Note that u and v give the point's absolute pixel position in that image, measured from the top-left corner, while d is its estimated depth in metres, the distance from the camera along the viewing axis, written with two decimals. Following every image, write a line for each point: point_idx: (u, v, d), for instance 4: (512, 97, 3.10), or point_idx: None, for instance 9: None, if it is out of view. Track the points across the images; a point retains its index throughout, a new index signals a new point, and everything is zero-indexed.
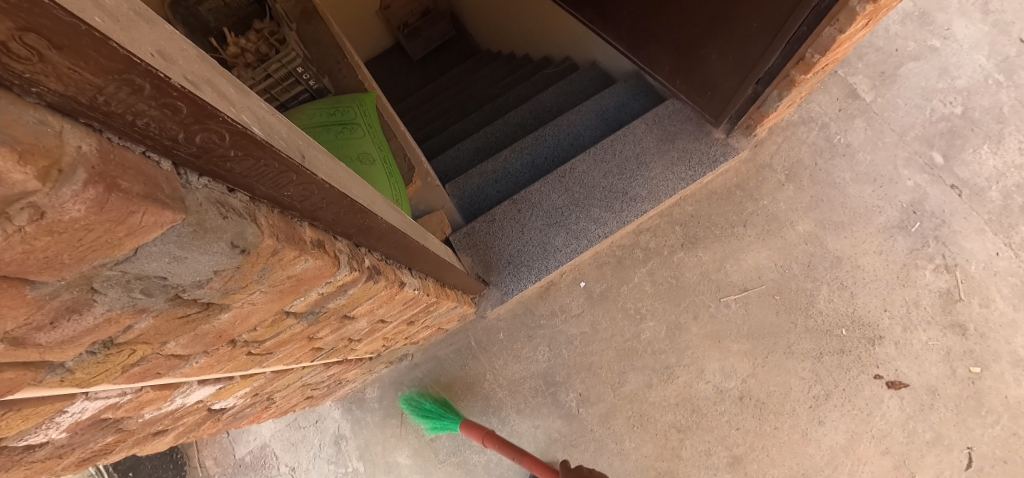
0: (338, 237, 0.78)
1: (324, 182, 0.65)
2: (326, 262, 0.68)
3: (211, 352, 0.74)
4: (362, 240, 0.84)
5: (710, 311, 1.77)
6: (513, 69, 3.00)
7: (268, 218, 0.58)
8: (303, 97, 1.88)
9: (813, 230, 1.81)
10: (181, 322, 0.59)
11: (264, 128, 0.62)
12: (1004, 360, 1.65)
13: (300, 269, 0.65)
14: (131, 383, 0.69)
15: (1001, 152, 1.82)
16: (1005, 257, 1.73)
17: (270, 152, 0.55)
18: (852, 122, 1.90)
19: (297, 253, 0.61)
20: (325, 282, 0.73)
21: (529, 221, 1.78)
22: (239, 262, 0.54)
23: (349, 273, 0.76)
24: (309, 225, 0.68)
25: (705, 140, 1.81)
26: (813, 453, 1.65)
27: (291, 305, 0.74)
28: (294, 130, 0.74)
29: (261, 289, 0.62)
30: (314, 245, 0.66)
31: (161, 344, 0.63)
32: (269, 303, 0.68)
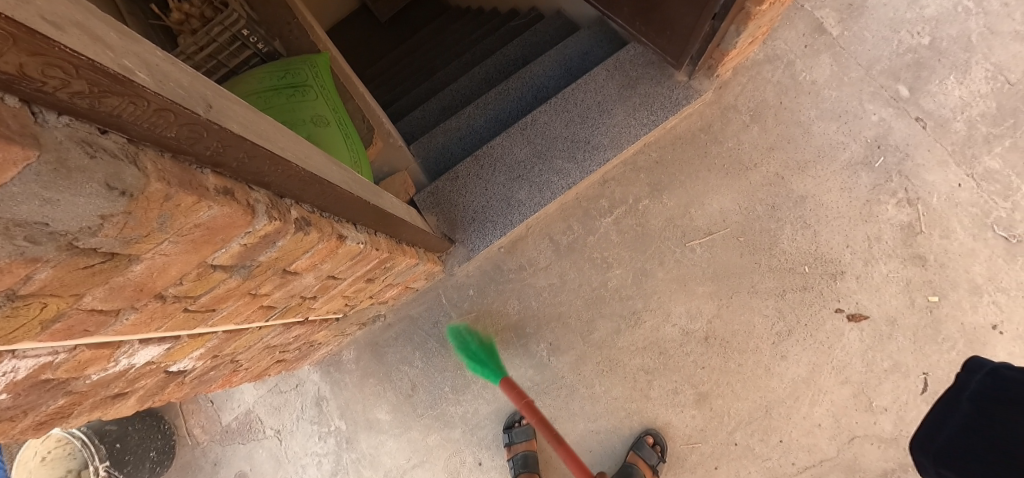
0: (253, 187, 0.80)
1: (212, 123, 0.67)
2: (236, 209, 0.72)
3: (140, 308, 0.78)
4: (281, 190, 0.87)
5: (676, 256, 1.79)
6: (481, 22, 2.90)
7: (154, 162, 0.60)
8: (254, 62, 1.86)
9: (778, 171, 1.80)
10: (88, 273, 0.62)
11: (158, 77, 0.68)
12: (961, 288, 1.71)
13: (206, 217, 0.69)
14: (61, 340, 0.73)
15: (967, 81, 1.80)
16: (967, 188, 1.74)
17: (139, 90, 0.56)
18: (818, 58, 1.85)
19: (195, 199, 0.65)
20: (243, 232, 0.77)
21: (491, 176, 1.77)
22: (125, 205, 0.57)
23: (268, 222, 0.79)
24: (212, 172, 0.71)
25: (667, 84, 1.77)
26: (776, 386, 1.71)
27: (213, 257, 0.78)
28: (200, 81, 0.78)
29: (168, 238, 0.67)
30: (219, 193, 0.70)
31: (78, 299, 0.66)
32: (185, 254, 0.73)
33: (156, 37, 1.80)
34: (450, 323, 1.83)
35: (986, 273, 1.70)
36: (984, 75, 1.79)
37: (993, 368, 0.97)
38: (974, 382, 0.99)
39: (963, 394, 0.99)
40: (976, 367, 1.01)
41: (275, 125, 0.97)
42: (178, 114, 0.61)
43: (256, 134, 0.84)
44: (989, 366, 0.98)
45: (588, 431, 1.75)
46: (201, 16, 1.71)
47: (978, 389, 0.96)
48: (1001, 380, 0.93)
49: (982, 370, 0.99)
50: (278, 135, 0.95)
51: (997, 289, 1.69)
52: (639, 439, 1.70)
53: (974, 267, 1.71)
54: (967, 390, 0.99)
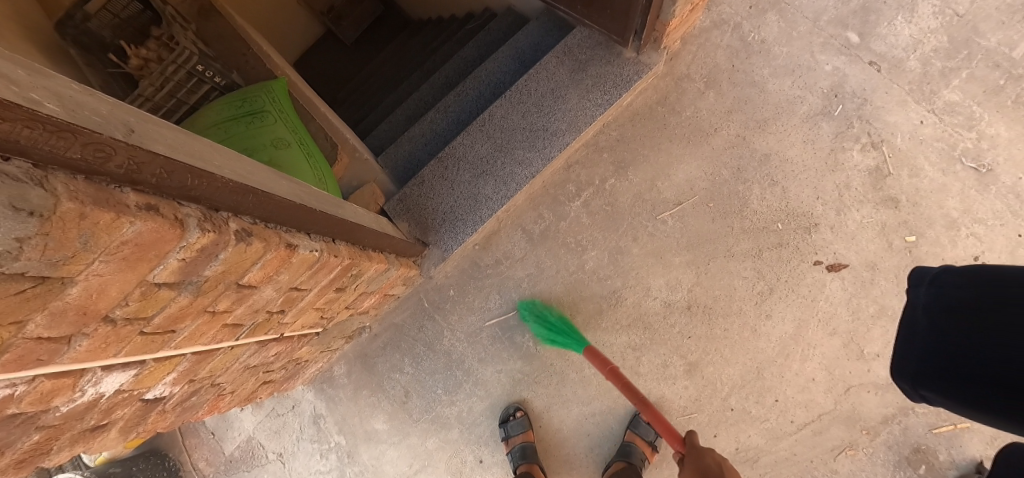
0: (184, 203, 0.83)
1: (121, 142, 0.69)
2: (163, 223, 0.74)
3: (91, 333, 0.80)
4: (216, 204, 0.89)
5: (648, 231, 1.79)
6: (439, 30, 2.92)
7: (66, 185, 0.62)
8: (214, 96, 1.89)
9: (739, 133, 1.80)
10: (21, 299, 0.65)
11: (68, 103, 0.68)
12: (937, 225, 1.70)
13: (131, 233, 0.71)
14: (15, 372, 0.74)
15: (916, 19, 1.79)
16: (930, 124, 1.74)
17: (32, 114, 0.58)
18: (765, 17, 1.85)
19: (114, 216, 0.67)
20: (177, 246, 0.79)
21: (456, 175, 1.78)
22: (39, 226, 0.60)
23: (202, 234, 0.82)
24: (133, 190, 0.73)
25: (617, 62, 1.78)
26: (764, 347, 1.71)
27: (153, 275, 0.80)
28: (120, 109, 0.80)
29: (98, 258, 0.69)
30: (141, 208, 0.72)
31: (20, 326, 0.68)
32: (122, 274, 0.75)
33: (116, 85, 1.80)
34: (434, 325, 1.84)
35: (961, 206, 1.69)
36: (933, 11, 1.78)
37: (937, 274, 1.03)
38: (923, 294, 1.05)
39: (918, 308, 1.05)
40: (919, 279, 1.08)
41: (210, 146, 0.99)
42: (80, 135, 0.63)
43: (184, 153, 0.86)
44: (932, 274, 1.05)
45: (583, 415, 1.76)
46: (160, 59, 1.76)
47: (931, 298, 1.02)
48: (947, 284, 1.00)
49: (927, 279, 1.05)
50: (214, 154, 0.97)
51: (973, 221, 1.68)
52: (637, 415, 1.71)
53: (948, 201, 1.70)
54: (919, 301, 1.05)
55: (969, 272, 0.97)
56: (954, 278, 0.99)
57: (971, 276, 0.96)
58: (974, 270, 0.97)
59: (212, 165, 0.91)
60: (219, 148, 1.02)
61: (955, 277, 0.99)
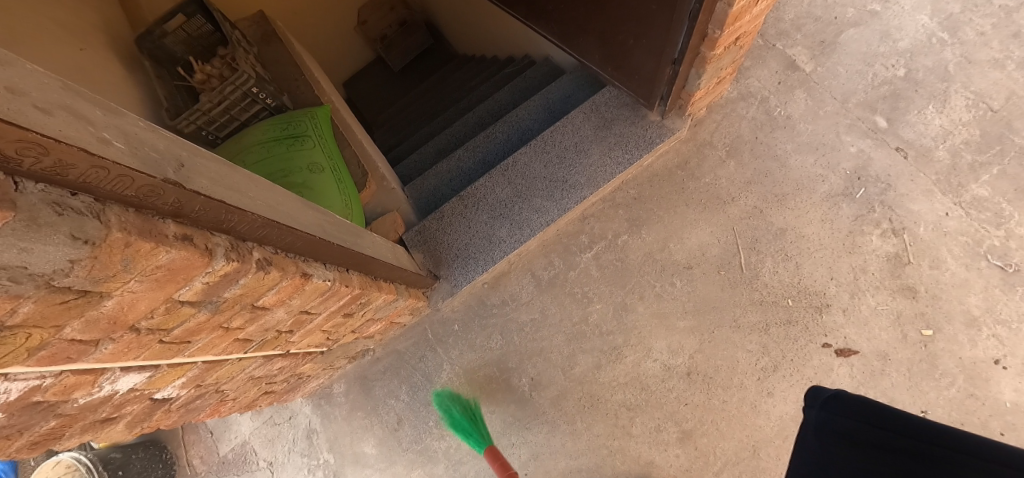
0: (215, 233, 0.92)
1: (169, 184, 0.79)
2: (193, 252, 0.83)
3: (117, 338, 0.89)
4: (243, 234, 0.98)
5: (656, 291, 1.80)
6: (482, 70, 3.06)
7: (118, 216, 0.73)
8: (264, 115, 2.02)
9: (757, 204, 1.81)
10: (64, 307, 0.75)
11: (132, 143, 0.78)
12: (957, 321, 1.64)
13: (166, 259, 0.80)
14: (46, 366, 0.83)
15: (947, 110, 1.79)
16: (956, 217, 1.71)
17: (103, 162, 0.69)
18: (793, 93, 1.88)
19: (153, 245, 0.77)
20: (203, 272, 0.88)
21: (475, 215, 1.84)
22: (89, 251, 0.70)
23: (226, 263, 0.90)
24: (173, 221, 0.83)
25: (641, 123, 1.84)
26: (763, 425, 1.66)
27: (178, 294, 0.89)
28: (176, 144, 0.90)
29: (133, 278, 0.79)
30: (178, 239, 0.81)
31: (58, 329, 0.78)
32: (152, 291, 0.84)
33: (179, 96, 1.90)
34: (435, 357, 1.87)
35: (983, 304, 1.64)
36: (965, 104, 1.78)
37: (830, 398, 0.98)
38: (814, 414, 0.99)
39: (809, 429, 1.00)
40: (812, 396, 1.02)
41: (249, 177, 1.10)
42: (137, 178, 0.73)
43: (224, 185, 0.95)
44: (824, 397, 0.99)
45: (569, 470, 1.74)
46: (221, 77, 1.87)
47: (823, 424, 0.97)
48: (841, 414, 0.96)
49: (821, 400, 0.99)
50: (250, 185, 1.07)
51: (995, 322, 1.62)
52: None
53: (970, 298, 1.65)
54: (809, 422, 1.00)
55: (861, 404, 0.95)
56: (849, 411, 0.95)
57: (862, 411, 0.94)
58: (867, 405, 0.94)
59: (249, 198, 1.01)
60: (255, 179, 1.12)
61: (848, 406, 0.96)
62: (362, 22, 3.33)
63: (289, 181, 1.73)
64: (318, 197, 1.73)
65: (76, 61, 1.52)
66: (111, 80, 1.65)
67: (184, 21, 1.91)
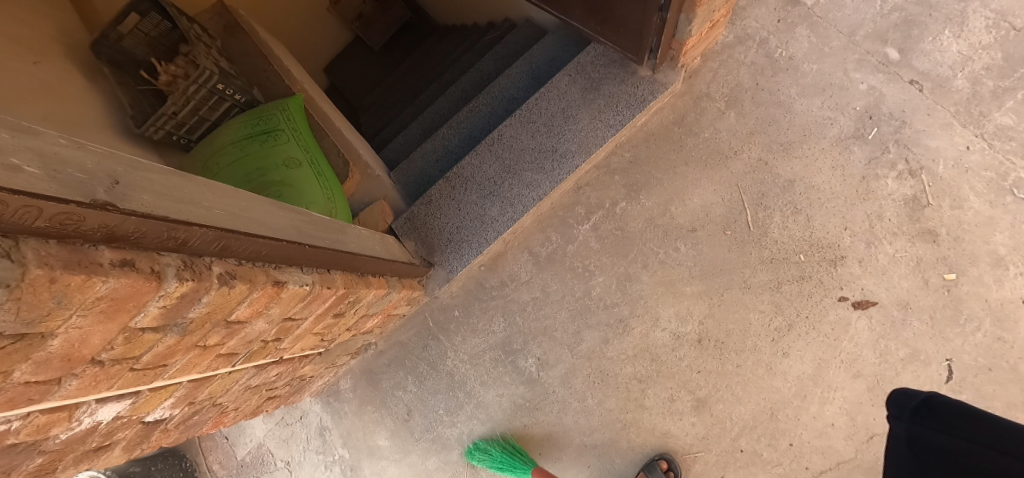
0: (164, 252, 0.83)
1: (93, 207, 0.68)
2: (137, 278, 0.75)
3: (80, 373, 0.83)
4: (198, 250, 0.88)
5: (660, 258, 1.72)
6: (464, 37, 2.90)
7: (37, 250, 0.63)
8: (235, 112, 1.94)
9: (761, 156, 1.70)
10: (3, 354, 0.67)
11: (48, 164, 0.69)
12: (982, 262, 1.55)
13: (106, 290, 0.72)
14: (7, 411, 0.77)
15: (965, 33, 1.63)
16: (978, 150, 1.58)
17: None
18: (795, 31, 1.73)
19: (86, 277, 0.68)
20: (155, 297, 0.80)
21: (464, 196, 1.76)
22: (7, 294, 0.61)
23: (179, 284, 0.82)
24: (108, 247, 0.73)
25: (632, 81, 1.71)
26: (780, 386, 1.61)
27: (135, 322, 0.82)
28: (109, 159, 0.82)
29: (74, 313, 0.71)
30: (115, 265, 0.72)
31: (6, 375, 0.70)
32: (102, 325, 0.77)
33: (146, 102, 1.73)
34: (438, 345, 1.83)
35: (1011, 242, 1.54)
36: (985, 24, 1.62)
37: (921, 407, 1.03)
38: (905, 426, 1.04)
39: (901, 441, 1.04)
40: (899, 405, 1.07)
41: (202, 185, 1.02)
42: (47, 207, 0.62)
43: (170, 197, 0.87)
44: (911, 406, 1.05)
45: (584, 446, 1.71)
46: (186, 76, 1.75)
47: (913, 434, 1.02)
48: (931, 422, 1.00)
49: (911, 409, 1.04)
50: (205, 193, 0.99)
51: None
52: (653, 462, 1.63)
53: (995, 236, 1.55)
54: (901, 433, 1.05)
55: (953, 411, 0.99)
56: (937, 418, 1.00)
57: (953, 418, 0.98)
58: (958, 410, 0.98)
59: (202, 209, 0.93)
60: (212, 185, 1.05)
61: (941, 414, 1.00)
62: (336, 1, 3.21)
63: (267, 180, 1.66)
64: (298, 194, 1.67)
65: (27, 74, 1.37)
66: (67, 93, 1.50)
67: (137, 20, 1.71)
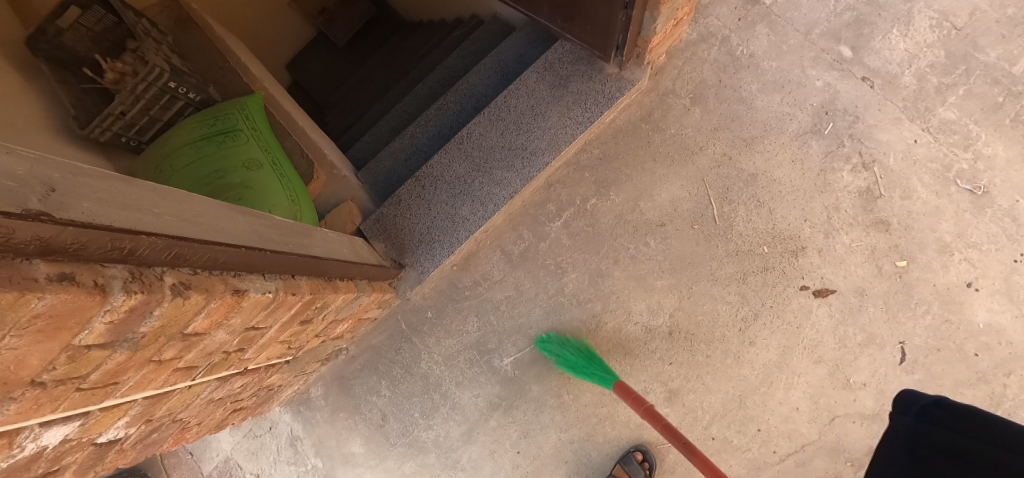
0: (109, 263, 0.75)
1: (24, 217, 0.61)
2: (78, 293, 0.67)
3: (19, 398, 0.73)
4: (148, 259, 0.81)
5: (631, 253, 1.74)
6: (430, 33, 2.86)
7: None
8: (189, 112, 1.85)
9: (725, 151, 1.74)
10: None
11: None
12: (930, 249, 1.64)
13: (42, 307, 0.64)
14: None
15: (911, 33, 1.72)
16: (924, 143, 1.67)
17: None
18: (755, 30, 1.78)
19: (20, 295, 0.61)
20: (100, 312, 0.73)
21: (434, 195, 1.74)
22: None
23: (128, 297, 0.74)
24: (43, 261, 0.65)
25: (599, 78, 1.72)
26: (748, 375, 1.66)
27: (78, 339, 0.74)
28: (42, 164, 0.75)
29: (7, 334, 0.63)
30: (53, 280, 0.65)
31: None
32: (40, 344, 0.69)
33: (92, 101, 1.64)
34: (412, 348, 1.81)
35: (955, 230, 1.63)
36: (929, 24, 1.71)
37: (929, 406, 1.02)
38: (909, 422, 1.03)
39: (900, 435, 1.03)
40: (906, 405, 1.06)
41: (151, 190, 0.96)
42: None
43: (114, 204, 0.81)
44: (920, 404, 1.04)
45: (561, 441, 1.73)
46: (135, 74, 1.66)
47: (916, 430, 1.00)
48: (938, 421, 0.99)
49: (920, 408, 1.03)
50: (155, 200, 0.94)
51: (967, 246, 1.62)
52: (628, 454, 1.66)
53: (941, 224, 1.64)
54: (903, 428, 1.03)
55: (959, 412, 0.98)
56: (944, 418, 0.99)
57: (957, 420, 0.97)
58: (965, 413, 0.97)
59: (151, 216, 0.87)
60: (162, 191, 1.00)
61: (947, 414, 0.99)
62: None
63: (226, 182, 1.59)
64: (261, 197, 1.61)
65: None
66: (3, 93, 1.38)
67: (79, 15, 1.64)
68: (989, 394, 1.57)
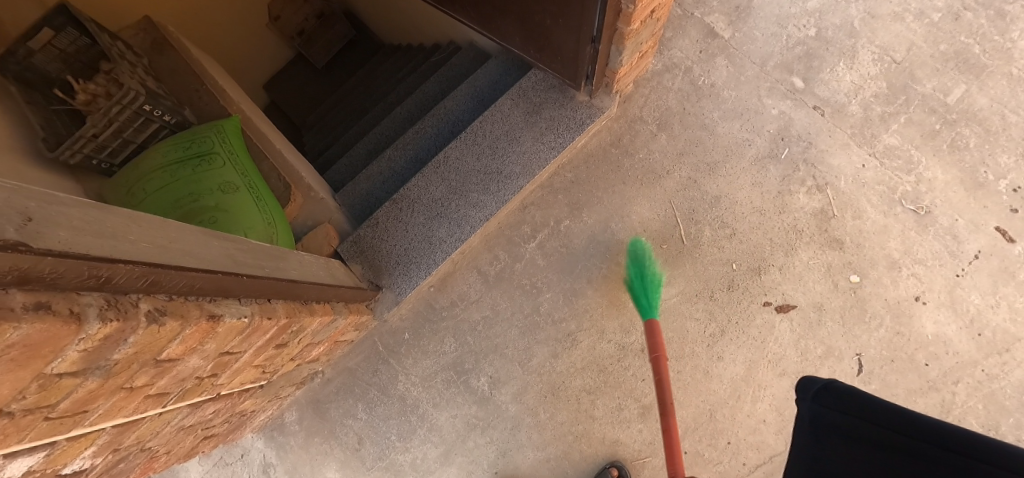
0: (84, 291, 0.76)
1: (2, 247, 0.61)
2: (54, 322, 0.67)
3: None
4: (124, 286, 0.82)
5: (603, 273, 1.80)
6: (408, 60, 2.92)
7: None
8: (164, 134, 1.83)
9: (690, 175, 1.83)
10: None
11: None
12: (880, 265, 1.75)
13: (18, 337, 0.64)
14: None
15: (856, 66, 1.87)
16: (871, 167, 1.80)
17: None
18: (714, 61, 1.90)
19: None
20: (75, 340, 0.73)
21: (411, 218, 1.77)
22: None
23: (103, 325, 0.75)
24: (20, 291, 0.65)
25: (570, 105, 1.80)
26: (716, 389, 1.72)
27: (51, 367, 0.74)
28: (17, 193, 0.76)
29: None
30: (30, 309, 0.65)
31: None
32: (13, 373, 0.67)
33: (61, 122, 1.64)
34: (389, 370, 1.81)
35: (902, 247, 1.75)
36: (872, 58, 1.87)
37: (821, 391, 0.97)
38: (807, 408, 0.99)
39: (805, 422, 0.99)
40: (803, 389, 1.01)
41: (125, 218, 0.97)
42: None
43: (90, 232, 0.82)
44: (814, 389, 0.98)
45: (538, 461, 1.74)
46: (108, 96, 1.66)
47: (815, 416, 0.97)
48: (831, 407, 0.95)
49: (812, 393, 0.98)
50: (130, 226, 0.95)
51: (914, 262, 1.74)
52: (604, 471, 1.69)
53: (889, 242, 1.75)
54: (804, 415, 0.99)
55: (849, 396, 0.93)
56: (839, 403, 0.94)
57: (850, 402, 0.93)
58: (856, 397, 0.92)
59: (126, 244, 0.87)
60: (137, 218, 1.01)
61: (841, 399, 0.94)
62: (274, 18, 3.11)
63: (200, 205, 1.59)
64: (236, 219, 1.61)
65: None
66: None
67: (51, 36, 1.67)
68: (940, 402, 1.67)
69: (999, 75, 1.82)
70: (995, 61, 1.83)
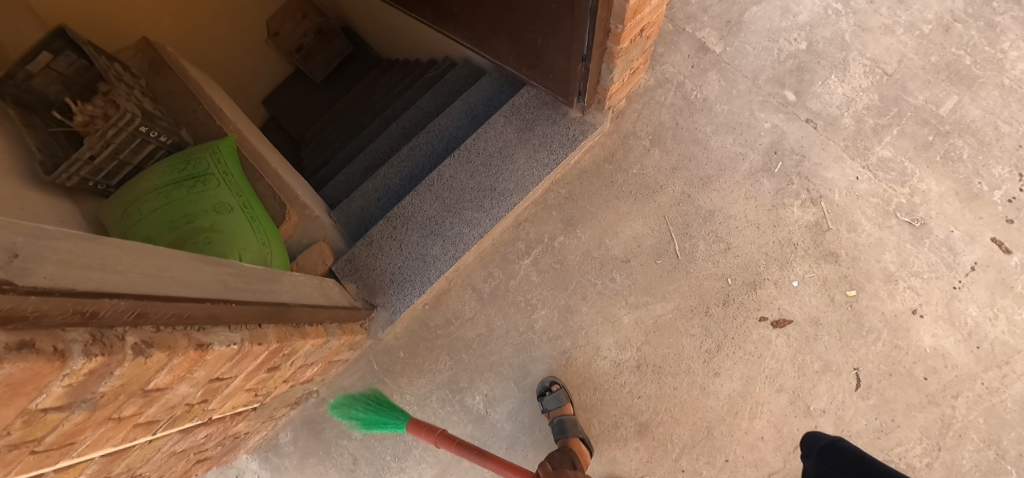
0: (70, 327, 0.76)
1: None
2: (38, 360, 0.67)
3: None
4: (110, 319, 0.81)
5: (598, 288, 1.80)
6: (404, 75, 2.94)
7: None
8: (159, 155, 1.84)
9: (684, 189, 1.83)
10: None
11: None
12: (876, 278, 1.74)
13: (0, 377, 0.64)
14: None
15: (847, 78, 1.87)
16: (865, 180, 1.80)
17: None
18: (707, 76, 1.91)
19: None
20: (59, 376, 0.72)
21: (406, 236, 1.77)
22: None
23: (88, 360, 0.74)
24: (3, 330, 0.65)
25: (563, 121, 1.81)
26: (713, 405, 1.71)
27: (36, 403, 0.73)
28: (7, 229, 0.77)
29: None
30: (13, 348, 0.65)
31: None
32: None
33: (58, 144, 1.65)
34: (384, 388, 1.81)
35: (898, 260, 1.74)
36: (863, 70, 1.87)
37: (825, 447, 1.40)
38: (814, 461, 1.41)
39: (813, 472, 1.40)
40: (811, 447, 1.44)
41: (115, 248, 0.97)
42: None
43: (77, 265, 0.82)
44: (820, 446, 1.42)
45: None
46: (106, 117, 1.67)
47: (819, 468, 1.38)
48: (832, 463, 1.36)
49: (818, 449, 1.41)
50: (119, 256, 0.95)
51: (910, 275, 1.73)
52: None
53: (885, 255, 1.75)
54: (810, 467, 1.41)
55: (845, 453, 1.36)
56: (838, 462, 1.35)
57: (847, 462, 1.34)
58: (849, 456, 1.34)
59: (114, 276, 0.87)
60: (127, 247, 1.01)
61: (839, 456, 1.36)
62: (273, 33, 3.20)
63: (194, 226, 1.59)
64: (230, 240, 1.61)
65: None
66: None
67: (50, 58, 1.67)
68: (940, 417, 1.65)
69: (991, 85, 1.82)
70: (987, 72, 1.83)
